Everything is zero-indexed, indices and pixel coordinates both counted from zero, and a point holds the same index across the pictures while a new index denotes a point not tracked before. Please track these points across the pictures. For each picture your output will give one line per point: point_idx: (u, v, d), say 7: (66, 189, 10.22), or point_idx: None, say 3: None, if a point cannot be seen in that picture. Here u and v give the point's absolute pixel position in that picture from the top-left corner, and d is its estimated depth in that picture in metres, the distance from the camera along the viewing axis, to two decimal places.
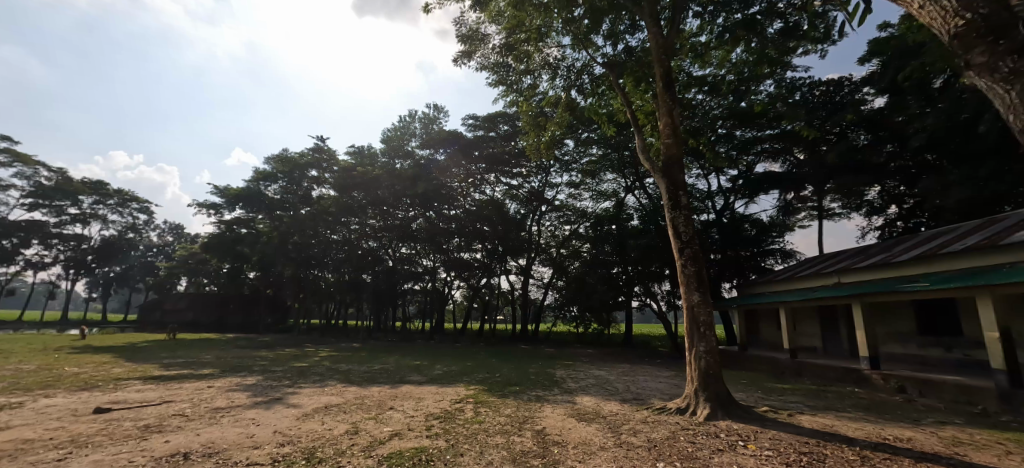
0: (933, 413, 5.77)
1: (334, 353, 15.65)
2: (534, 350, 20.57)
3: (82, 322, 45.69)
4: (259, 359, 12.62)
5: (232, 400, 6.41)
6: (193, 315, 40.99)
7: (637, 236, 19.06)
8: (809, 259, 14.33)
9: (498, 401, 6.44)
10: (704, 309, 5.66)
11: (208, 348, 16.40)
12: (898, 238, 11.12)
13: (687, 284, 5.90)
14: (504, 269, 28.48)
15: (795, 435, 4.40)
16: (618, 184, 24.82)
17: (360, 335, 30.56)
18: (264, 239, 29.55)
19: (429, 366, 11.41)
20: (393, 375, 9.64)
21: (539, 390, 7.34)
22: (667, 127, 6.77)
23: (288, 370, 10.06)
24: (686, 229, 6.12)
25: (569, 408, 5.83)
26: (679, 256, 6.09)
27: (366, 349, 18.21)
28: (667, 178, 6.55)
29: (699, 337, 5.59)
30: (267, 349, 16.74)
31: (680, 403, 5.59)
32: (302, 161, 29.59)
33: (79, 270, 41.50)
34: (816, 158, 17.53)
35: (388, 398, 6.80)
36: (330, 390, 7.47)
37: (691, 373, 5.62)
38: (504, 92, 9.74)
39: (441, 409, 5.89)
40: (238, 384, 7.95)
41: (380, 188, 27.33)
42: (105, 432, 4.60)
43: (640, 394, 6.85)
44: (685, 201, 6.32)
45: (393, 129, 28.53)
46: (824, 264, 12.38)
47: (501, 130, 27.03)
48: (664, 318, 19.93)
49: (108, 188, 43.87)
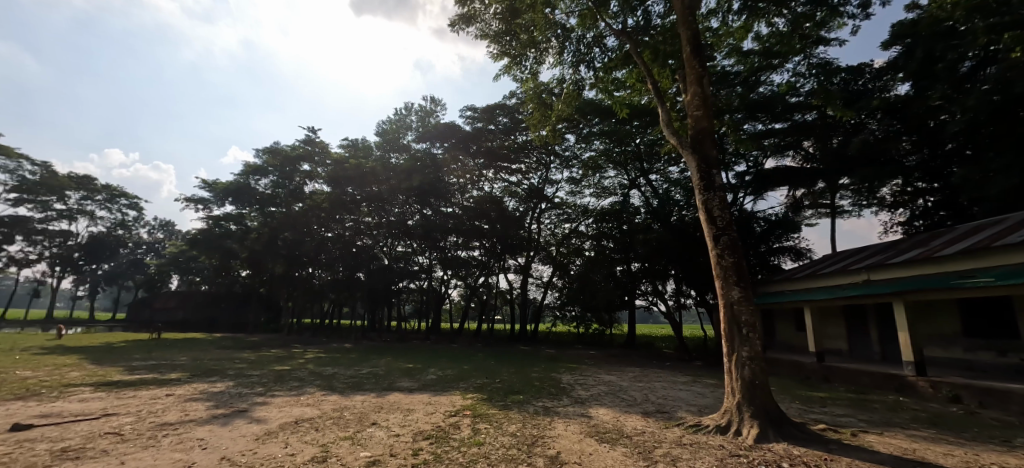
0: (1018, 432, 4.86)
1: (324, 354, 14.77)
2: (533, 351, 19.64)
3: (69, 320, 44.54)
4: (240, 361, 11.69)
5: (185, 413, 5.44)
6: (184, 314, 39.97)
7: (644, 232, 18.06)
8: (829, 256, 13.48)
9: (500, 415, 5.48)
10: (746, 306, 4.75)
11: (188, 349, 15.40)
12: (932, 233, 10.30)
13: (724, 278, 4.99)
14: (502, 267, 27.85)
15: (875, 466, 3.49)
16: (620, 180, 24.00)
17: (354, 335, 29.60)
18: (254, 236, 28.55)
19: (422, 369, 10.51)
20: (381, 380, 8.71)
21: (547, 400, 6.40)
22: (695, 98, 5.86)
23: (265, 375, 9.10)
24: (721, 212, 5.22)
25: (585, 424, 4.89)
26: (713, 245, 5.19)
27: (358, 350, 17.24)
28: (698, 154, 5.62)
29: (740, 341, 4.69)
30: (251, 350, 15.72)
31: (720, 420, 4.67)
32: (294, 154, 28.57)
33: (66, 267, 40.36)
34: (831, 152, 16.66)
35: (371, 410, 5.82)
36: (305, 399, 6.50)
37: (731, 383, 4.72)
38: (507, 66, 8.79)
39: (432, 426, 4.95)
40: (204, 392, 6.98)
41: (375, 183, 26.42)
42: (5, 460, 3.65)
43: (663, 404, 5.94)
44: (719, 181, 5.41)
45: (388, 121, 27.48)
46: (848, 260, 11.60)
47: (500, 122, 25.99)
48: (670, 317, 19.21)
49: (95, 184, 42.69)
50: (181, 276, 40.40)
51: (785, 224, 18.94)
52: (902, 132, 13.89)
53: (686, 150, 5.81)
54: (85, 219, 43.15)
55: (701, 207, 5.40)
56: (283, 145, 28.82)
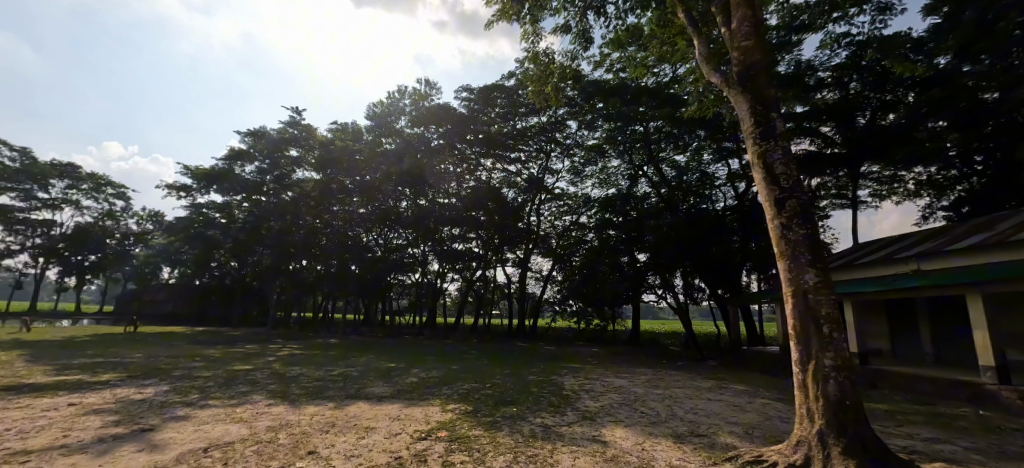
0: None
1: (303, 351, 13.47)
2: (532, 349, 18.25)
3: (56, 313, 43.27)
4: (199, 360, 10.34)
5: (62, 435, 4.07)
6: (173, 307, 38.83)
7: (656, 217, 16.43)
8: (862, 246, 12.12)
9: (484, 439, 4.11)
10: (827, 297, 3.41)
11: (155, 344, 14.08)
12: (993, 217, 8.92)
13: (792, 259, 3.65)
14: (500, 259, 26.64)
15: None
16: (624, 169, 22.73)
17: (345, 329, 28.32)
18: (239, 225, 27.21)
19: (404, 370, 9.21)
20: (349, 385, 7.33)
21: (546, 415, 5.01)
22: (743, 24, 4.41)
23: (217, 377, 7.76)
24: (784, 168, 3.84)
25: (600, 458, 3.51)
26: (775, 214, 3.82)
27: (342, 347, 15.90)
28: (750, 92, 4.20)
29: (821, 345, 3.35)
30: (224, 346, 14.36)
31: (793, 456, 3.29)
32: (280, 138, 27.00)
33: (51, 259, 39.05)
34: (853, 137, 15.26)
35: (316, 430, 4.44)
36: (240, 412, 5.11)
37: (806, 404, 3.38)
38: (501, 11, 7.42)
39: (389, 458, 3.57)
40: (120, 401, 5.62)
41: (367, 173, 25.03)
42: None
43: (697, 423, 4.59)
44: (781, 127, 4.00)
45: (380, 104, 25.80)
46: (893, 247, 10.24)
47: (498, 106, 24.52)
48: (679, 309, 17.79)
49: (81, 172, 41.21)
50: (171, 268, 39.26)
51: None
52: (933, 112, 12.58)
53: (733, 91, 4.38)
54: (70, 209, 41.70)
55: (752, 162, 4.05)
56: (269, 129, 27.31)
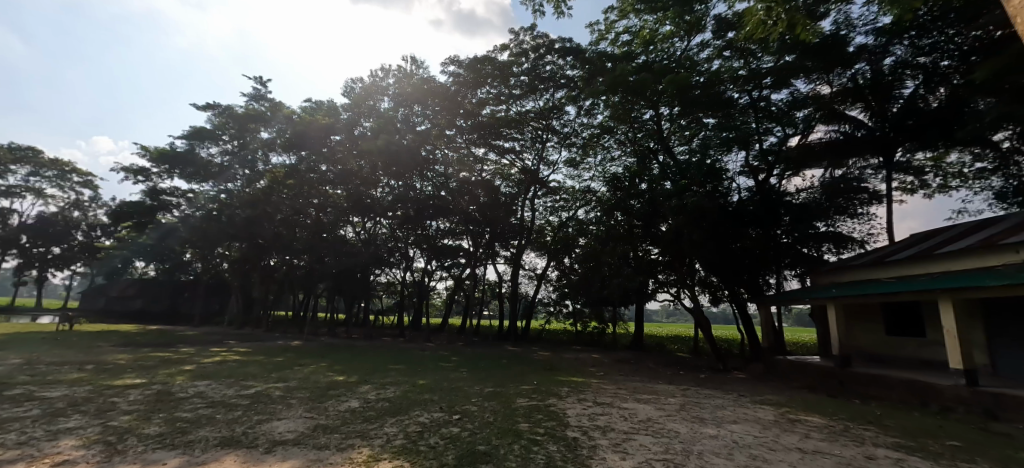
0: None
1: (244, 357, 10.92)
2: (524, 354, 15.88)
3: (15, 308, 40.00)
4: (85, 369, 7.83)
5: None
6: (141, 304, 35.91)
7: (676, 197, 13.92)
8: (919, 238, 10.27)
9: None
10: None
11: (61, 348, 11.35)
12: None
13: None
14: (490, 255, 24.39)
15: None
16: (625, 158, 20.73)
17: (318, 330, 25.71)
18: (203, 214, 24.51)
19: (348, 389, 6.81)
20: (249, 414, 4.90)
21: None
22: None
23: (64, 399, 5.32)
24: None
25: None
26: None
27: (298, 352, 13.30)
28: None
29: None
30: (150, 351, 11.72)
31: None
32: (246, 116, 24.21)
33: (9, 249, 35.92)
34: (885, 121, 13.49)
35: None
36: None
37: None
38: None
39: None
40: None
41: (345, 157, 22.45)
42: None
43: None
44: None
45: (360, 81, 23.10)
46: (986, 233, 7.92)
47: (491, 84, 22.12)
48: (693, 310, 15.45)
49: (43, 157, 37.95)
50: (141, 262, 36.42)
51: (823, 207, 15.03)
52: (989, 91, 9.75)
53: None
54: (32, 197, 38.64)
55: None
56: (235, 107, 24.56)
